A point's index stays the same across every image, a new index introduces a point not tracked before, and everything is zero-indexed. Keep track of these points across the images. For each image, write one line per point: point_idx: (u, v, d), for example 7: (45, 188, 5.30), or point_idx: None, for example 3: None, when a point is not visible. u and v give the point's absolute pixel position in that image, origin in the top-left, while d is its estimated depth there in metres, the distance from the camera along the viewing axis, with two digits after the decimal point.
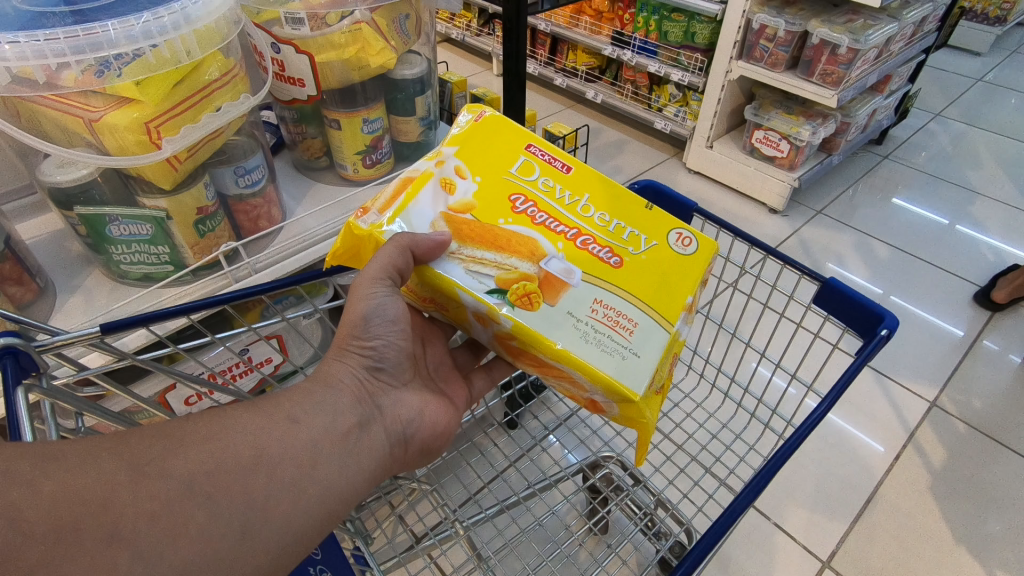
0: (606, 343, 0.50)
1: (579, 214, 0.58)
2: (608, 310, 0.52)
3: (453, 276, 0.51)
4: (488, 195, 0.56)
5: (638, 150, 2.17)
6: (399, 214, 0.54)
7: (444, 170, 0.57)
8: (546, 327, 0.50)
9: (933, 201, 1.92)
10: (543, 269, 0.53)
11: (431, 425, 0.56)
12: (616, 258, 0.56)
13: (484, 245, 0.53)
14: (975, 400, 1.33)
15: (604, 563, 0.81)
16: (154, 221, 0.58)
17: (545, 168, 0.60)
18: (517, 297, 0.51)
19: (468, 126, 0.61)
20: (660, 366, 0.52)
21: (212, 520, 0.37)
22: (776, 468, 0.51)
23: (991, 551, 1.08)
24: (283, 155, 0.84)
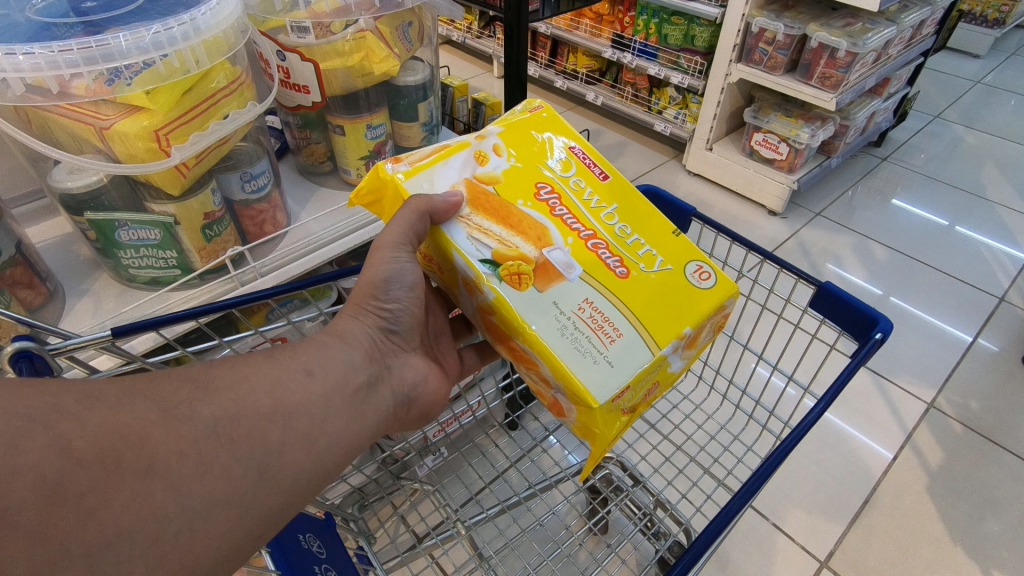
0: (583, 343, 0.50)
1: (600, 219, 0.59)
2: (595, 311, 0.52)
3: (455, 240, 0.53)
4: (516, 177, 0.58)
5: (638, 153, 2.18)
6: (425, 169, 0.55)
7: (483, 144, 0.59)
8: (528, 312, 0.51)
9: (931, 202, 1.93)
10: (543, 256, 0.54)
11: (431, 392, 0.58)
12: (624, 269, 0.56)
13: (494, 219, 0.54)
14: (972, 402, 1.34)
15: (604, 564, 0.83)
16: (161, 226, 0.59)
17: (581, 169, 0.62)
18: (508, 273, 0.52)
19: (523, 115, 0.63)
20: (633, 384, 0.51)
21: (235, 460, 0.38)
22: (751, 493, 0.51)
23: (988, 551, 1.09)
24: (287, 160, 0.85)
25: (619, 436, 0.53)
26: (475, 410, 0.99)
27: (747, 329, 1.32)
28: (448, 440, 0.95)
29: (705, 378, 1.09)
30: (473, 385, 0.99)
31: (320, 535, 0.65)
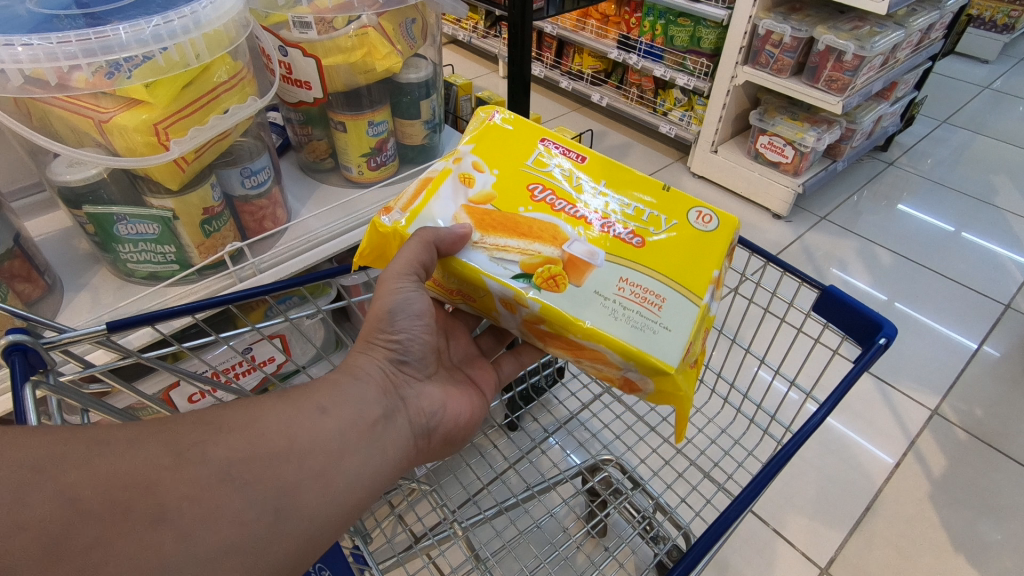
0: (636, 318, 0.51)
1: (597, 200, 0.58)
2: (634, 286, 0.52)
3: (478, 262, 0.52)
4: (507, 185, 0.57)
5: (642, 154, 2.17)
6: (422, 210, 0.54)
7: (462, 165, 0.58)
8: (577, 306, 0.51)
9: (938, 207, 1.92)
10: (567, 252, 0.53)
11: (453, 417, 0.57)
12: (638, 238, 0.56)
13: (506, 233, 0.54)
14: (976, 409, 1.33)
15: (604, 568, 0.83)
16: (160, 221, 0.58)
17: (559, 159, 0.61)
18: (543, 280, 0.52)
19: (486, 126, 0.62)
20: (691, 340, 0.51)
21: (248, 504, 0.38)
22: (788, 456, 0.52)
23: (990, 560, 1.08)
24: (289, 156, 0.84)
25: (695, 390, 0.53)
26: None
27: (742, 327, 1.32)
28: None
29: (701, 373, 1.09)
30: None
31: None
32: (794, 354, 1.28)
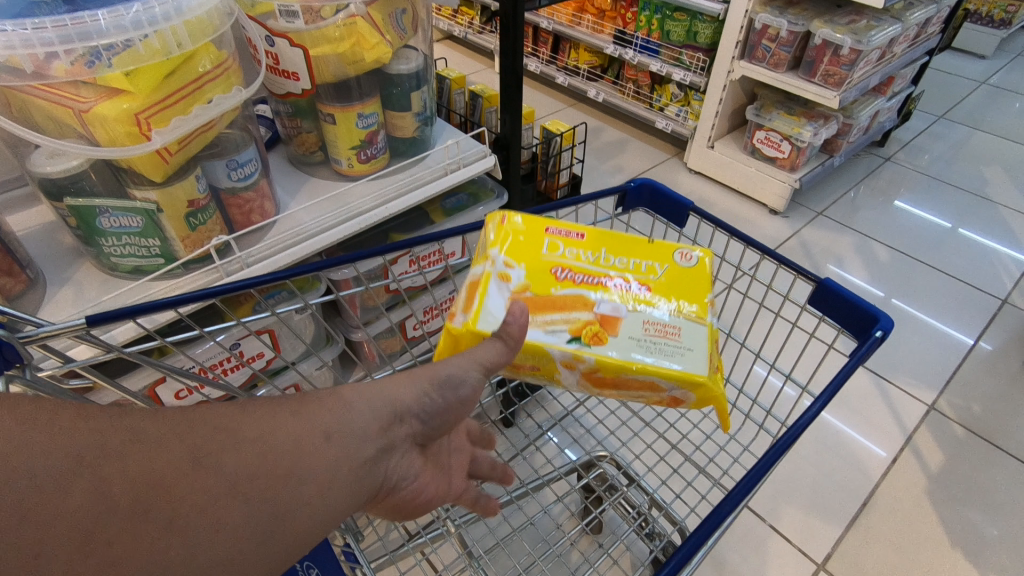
0: (664, 348, 0.53)
1: (604, 264, 0.58)
2: (654, 322, 0.54)
3: (531, 337, 0.52)
4: (534, 268, 0.56)
5: (638, 150, 2.16)
6: (482, 310, 0.52)
7: (495, 266, 0.56)
8: (626, 351, 0.52)
9: (935, 203, 1.91)
10: (597, 311, 0.54)
11: (417, 497, 0.40)
12: (644, 284, 0.57)
13: (549, 311, 0.54)
14: (973, 404, 1.32)
15: (599, 565, 0.82)
16: (144, 213, 0.57)
17: (564, 241, 0.60)
18: (588, 338, 0.53)
19: (504, 226, 0.59)
20: (714, 352, 0.55)
21: (247, 522, 0.30)
22: (783, 448, 0.51)
23: (987, 556, 1.07)
24: (278, 150, 0.83)
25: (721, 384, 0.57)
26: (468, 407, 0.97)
27: (737, 323, 1.31)
28: None
29: None
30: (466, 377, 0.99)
31: None
32: (790, 349, 1.27)
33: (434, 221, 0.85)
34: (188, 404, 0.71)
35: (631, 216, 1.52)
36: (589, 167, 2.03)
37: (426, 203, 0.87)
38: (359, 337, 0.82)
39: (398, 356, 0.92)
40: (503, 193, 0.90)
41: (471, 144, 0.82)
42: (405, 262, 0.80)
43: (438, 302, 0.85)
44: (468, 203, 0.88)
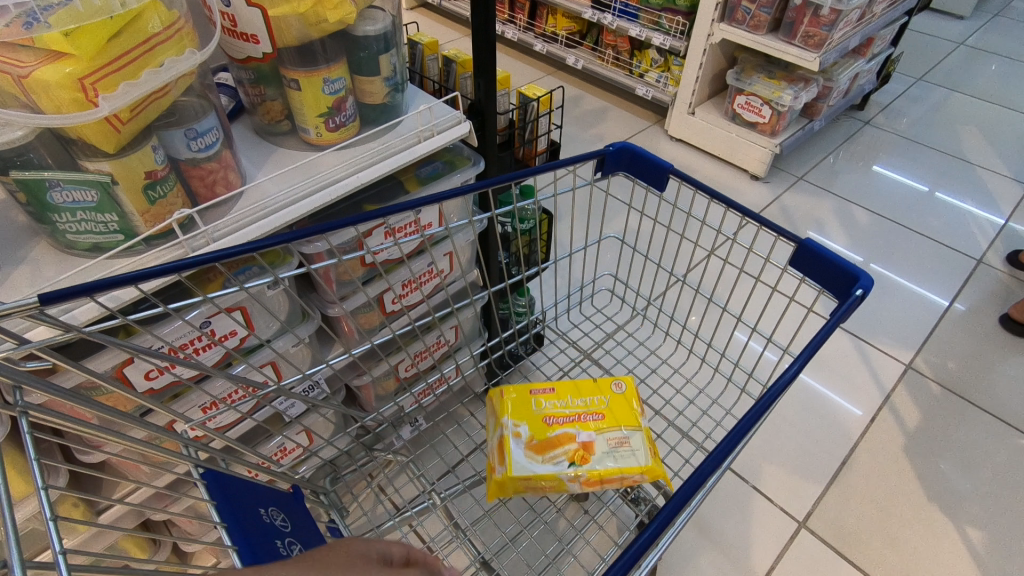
0: (623, 454, 0.73)
1: (571, 401, 0.79)
2: (615, 437, 0.74)
3: (541, 471, 0.72)
4: (529, 419, 0.77)
5: (619, 118, 2.13)
6: (511, 460, 0.73)
7: (503, 431, 0.76)
8: (605, 461, 0.72)
9: (913, 166, 1.92)
10: (579, 441, 0.74)
11: None
12: (599, 411, 0.78)
13: (551, 449, 0.74)
14: (949, 362, 1.35)
15: (586, 530, 0.83)
16: (98, 186, 0.53)
17: (541, 394, 0.80)
18: (578, 459, 0.73)
19: (500, 402, 0.79)
20: (653, 445, 0.75)
21: None
22: (764, 409, 0.52)
23: (962, 509, 1.10)
24: (242, 120, 0.79)
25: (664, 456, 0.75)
26: (452, 379, 0.97)
27: (719, 288, 1.31)
28: (424, 412, 0.93)
29: (677, 334, 1.09)
30: (448, 350, 0.98)
31: (286, 509, 0.61)
32: (770, 313, 1.28)
33: (409, 191, 0.82)
34: (160, 385, 0.69)
35: (612, 183, 1.50)
36: (570, 136, 2.00)
37: (400, 173, 0.85)
38: (335, 312, 0.80)
39: (378, 331, 0.90)
40: (479, 160, 0.87)
41: (444, 109, 0.79)
42: (380, 234, 0.77)
43: (417, 274, 0.83)
44: (444, 171, 0.85)
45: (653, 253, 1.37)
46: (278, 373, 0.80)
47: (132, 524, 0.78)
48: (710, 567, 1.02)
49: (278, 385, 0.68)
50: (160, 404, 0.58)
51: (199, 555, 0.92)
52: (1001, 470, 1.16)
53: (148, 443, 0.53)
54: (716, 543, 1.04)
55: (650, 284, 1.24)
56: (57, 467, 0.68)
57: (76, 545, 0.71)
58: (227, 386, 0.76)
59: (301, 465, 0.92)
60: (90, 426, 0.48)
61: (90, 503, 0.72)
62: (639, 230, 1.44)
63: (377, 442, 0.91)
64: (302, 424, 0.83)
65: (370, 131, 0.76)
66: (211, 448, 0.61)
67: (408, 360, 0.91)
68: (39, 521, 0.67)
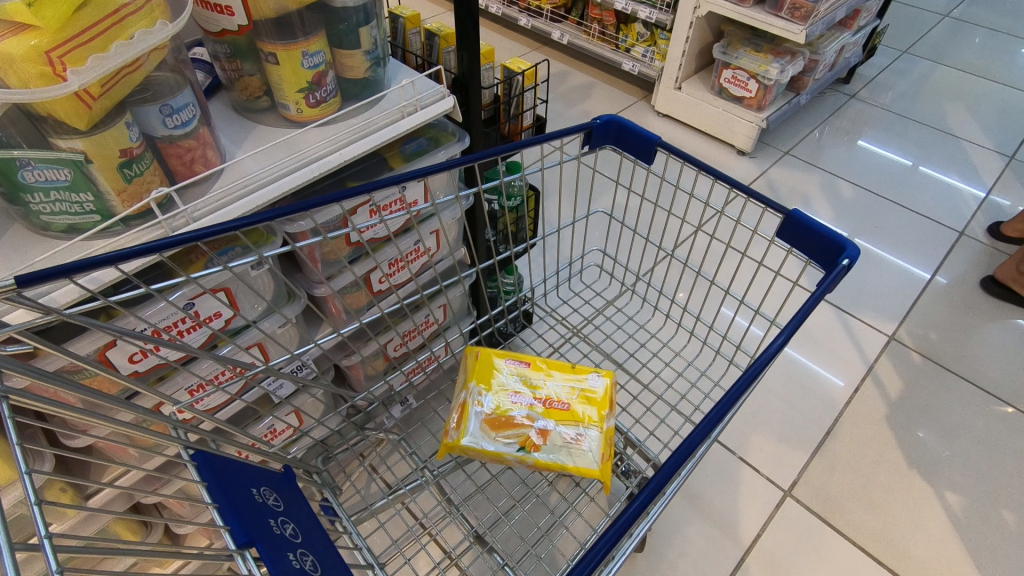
0: (570, 451, 0.76)
1: (540, 387, 0.82)
2: (570, 434, 0.77)
3: (493, 446, 0.77)
4: (498, 392, 0.81)
5: (606, 94, 2.11)
6: (471, 425, 0.79)
7: (474, 396, 0.81)
8: (555, 450, 0.76)
9: (898, 140, 1.93)
10: (535, 428, 0.78)
11: None
12: (564, 403, 0.80)
13: (510, 428, 0.78)
14: (931, 333, 1.37)
15: (577, 503, 0.85)
16: (71, 165, 0.52)
17: (517, 371, 0.84)
18: (529, 445, 0.76)
19: (478, 366, 0.84)
20: (609, 445, 0.78)
21: None
22: (753, 377, 0.53)
23: (941, 474, 1.13)
24: (220, 97, 0.77)
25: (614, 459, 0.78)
26: (442, 358, 0.97)
27: (706, 263, 1.32)
28: (414, 391, 0.93)
29: (665, 309, 1.10)
30: (437, 329, 0.98)
31: (278, 489, 0.61)
32: (756, 287, 1.29)
33: (394, 167, 0.81)
34: (145, 368, 0.68)
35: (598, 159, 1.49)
36: (556, 112, 1.98)
37: (383, 149, 0.83)
38: (322, 292, 0.79)
39: (366, 310, 0.90)
40: (465, 136, 0.86)
41: (427, 83, 0.78)
42: (365, 212, 0.76)
43: (404, 252, 0.82)
44: (428, 147, 0.84)
45: (641, 228, 1.37)
46: (265, 354, 0.79)
47: (122, 507, 0.77)
48: (698, 536, 1.04)
49: (266, 366, 0.68)
50: (146, 387, 0.57)
51: (192, 537, 0.92)
52: (979, 437, 1.19)
53: (136, 425, 0.53)
54: (704, 512, 1.07)
55: (637, 260, 1.25)
56: (42, 452, 0.68)
57: (66, 529, 0.71)
58: (214, 367, 0.75)
59: (292, 446, 0.92)
60: (74, 410, 0.47)
61: (78, 487, 0.72)
62: (627, 205, 1.44)
63: (368, 421, 0.92)
64: (291, 404, 0.82)
65: (352, 106, 0.75)
66: (201, 429, 0.61)
67: (397, 339, 0.91)
68: (26, 506, 0.66)
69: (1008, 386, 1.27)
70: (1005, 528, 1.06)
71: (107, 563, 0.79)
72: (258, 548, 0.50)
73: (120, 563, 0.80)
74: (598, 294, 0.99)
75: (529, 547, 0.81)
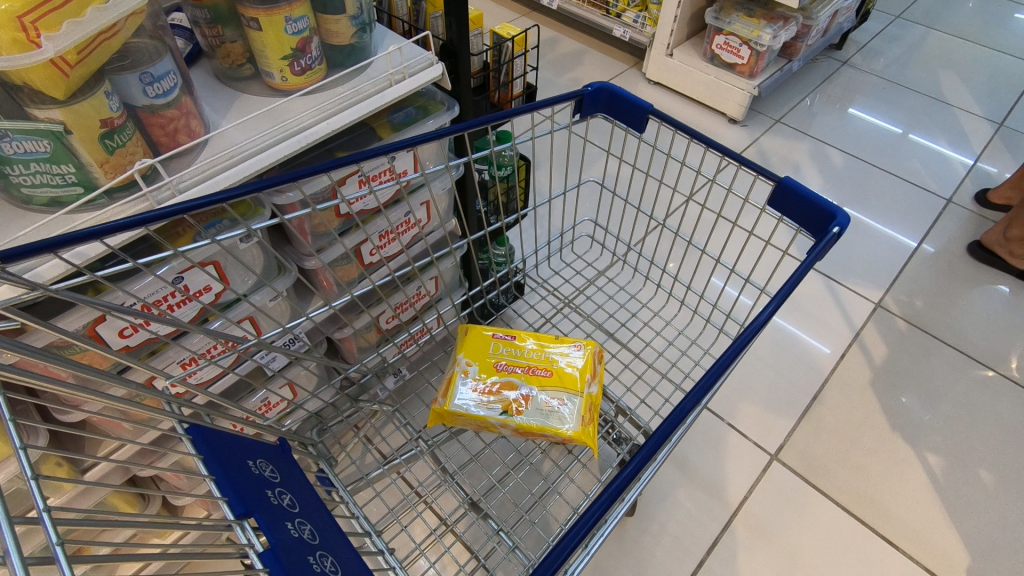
0: (548, 414, 0.77)
1: (525, 355, 0.83)
2: (551, 398, 0.79)
3: (477, 411, 0.78)
4: (483, 361, 0.83)
5: (596, 61, 2.07)
6: (455, 391, 0.80)
7: (461, 366, 0.82)
8: (536, 415, 0.77)
9: (889, 107, 1.92)
10: (517, 394, 0.79)
11: None
12: (548, 370, 0.81)
13: (493, 393, 0.79)
14: (916, 300, 1.39)
15: (570, 470, 0.87)
16: (50, 136, 0.50)
17: (504, 342, 0.85)
18: (512, 409, 0.78)
19: (465, 338, 0.85)
20: (592, 411, 0.79)
21: None
22: (744, 344, 0.54)
23: (923, 437, 1.16)
24: (201, 65, 0.75)
25: (597, 425, 0.79)
26: (435, 330, 0.97)
27: (697, 232, 1.33)
28: (407, 362, 0.94)
29: (655, 278, 1.11)
30: (429, 301, 0.98)
31: (274, 460, 0.62)
32: (746, 256, 1.30)
33: (382, 137, 0.80)
34: (136, 343, 0.67)
35: (589, 128, 1.47)
36: (546, 80, 1.95)
37: (371, 118, 0.82)
38: (312, 265, 0.78)
39: (357, 283, 0.89)
40: (454, 105, 0.84)
41: (415, 50, 0.76)
42: (354, 183, 0.75)
43: (394, 224, 0.81)
44: (417, 116, 0.82)
45: (632, 198, 1.37)
46: (257, 328, 0.79)
47: (120, 481, 0.78)
48: (688, 500, 1.07)
49: (258, 339, 0.68)
50: (138, 361, 0.57)
51: (190, 508, 0.93)
52: (960, 400, 1.22)
53: (129, 400, 0.53)
54: (694, 477, 1.09)
55: (629, 230, 1.25)
56: (36, 427, 0.67)
57: (63, 502, 0.71)
58: (206, 341, 0.75)
59: (286, 418, 0.92)
60: (66, 386, 0.47)
61: (74, 462, 0.72)
62: (618, 175, 1.43)
63: (362, 393, 0.92)
64: (285, 377, 0.83)
65: (338, 75, 0.73)
66: (195, 403, 0.61)
67: (389, 311, 0.91)
68: (22, 481, 0.67)
69: (990, 350, 1.30)
70: (982, 487, 1.10)
71: (107, 534, 0.80)
72: (256, 518, 0.51)
73: (119, 535, 0.81)
74: (590, 264, 0.99)
75: (523, 513, 0.83)
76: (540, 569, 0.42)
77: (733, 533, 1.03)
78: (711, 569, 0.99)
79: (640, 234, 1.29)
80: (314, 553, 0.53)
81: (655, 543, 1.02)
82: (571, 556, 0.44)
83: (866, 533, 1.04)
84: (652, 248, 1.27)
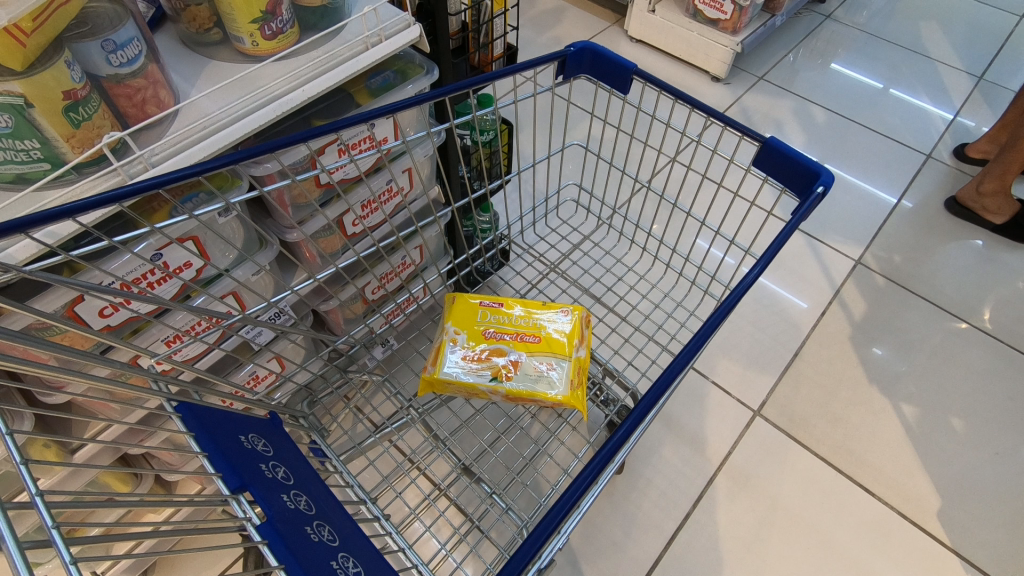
0: (534, 379, 0.78)
1: (513, 322, 0.83)
2: (541, 363, 0.80)
3: (467, 378, 0.79)
4: (470, 328, 0.83)
5: (578, 18, 2.01)
6: (444, 360, 0.80)
7: (449, 335, 0.82)
8: (525, 380, 0.78)
9: (871, 62, 1.91)
10: (506, 360, 0.80)
11: None
12: (535, 336, 0.82)
13: (481, 361, 0.80)
14: (895, 256, 1.42)
15: (558, 432, 0.88)
16: (11, 110, 0.47)
17: (492, 310, 0.85)
18: (501, 375, 0.79)
19: (453, 307, 0.85)
20: (580, 375, 0.80)
21: None
22: (731, 305, 0.54)
23: (899, 387, 1.20)
24: (167, 30, 0.71)
25: (585, 388, 0.80)
26: (421, 299, 0.97)
27: (682, 194, 1.33)
28: (396, 331, 0.93)
29: (641, 240, 1.11)
30: (414, 270, 0.98)
31: (266, 435, 0.62)
32: (731, 217, 1.31)
33: (361, 103, 0.78)
34: (117, 322, 0.66)
35: (573, 89, 1.46)
36: (526, 39, 1.89)
37: (348, 84, 0.79)
38: (294, 237, 0.77)
39: (341, 254, 0.88)
40: (433, 68, 0.82)
41: (391, 11, 0.72)
42: (333, 152, 0.74)
43: (377, 193, 0.80)
44: (395, 81, 0.80)
45: (618, 161, 1.36)
46: (240, 303, 0.78)
47: (109, 460, 0.77)
48: (674, 456, 1.10)
49: (243, 314, 0.67)
50: (122, 340, 0.56)
51: (183, 483, 0.94)
52: (935, 351, 1.26)
53: (114, 380, 0.52)
54: (678, 433, 1.12)
55: (614, 193, 1.25)
56: (20, 412, 0.67)
57: (54, 484, 0.71)
58: (189, 318, 0.74)
59: (276, 392, 0.92)
60: (46, 368, 0.46)
61: (62, 443, 0.71)
62: (603, 138, 1.42)
63: (351, 364, 0.92)
64: (272, 351, 0.82)
65: (312, 39, 0.70)
66: (181, 380, 0.60)
67: (375, 282, 0.90)
68: (10, 464, 0.66)
69: (964, 303, 1.34)
70: (953, 434, 1.15)
71: (101, 513, 0.81)
72: (251, 492, 0.52)
73: (113, 513, 0.82)
74: (575, 229, 0.99)
75: (515, 476, 0.85)
76: (538, 530, 0.44)
77: (717, 485, 1.07)
78: (697, 519, 1.03)
79: (625, 196, 1.29)
80: (312, 523, 0.54)
81: (642, 498, 1.05)
82: (564, 520, 0.45)
83: (843, 481, 1.08)
84: (637, 210, 1.27)
